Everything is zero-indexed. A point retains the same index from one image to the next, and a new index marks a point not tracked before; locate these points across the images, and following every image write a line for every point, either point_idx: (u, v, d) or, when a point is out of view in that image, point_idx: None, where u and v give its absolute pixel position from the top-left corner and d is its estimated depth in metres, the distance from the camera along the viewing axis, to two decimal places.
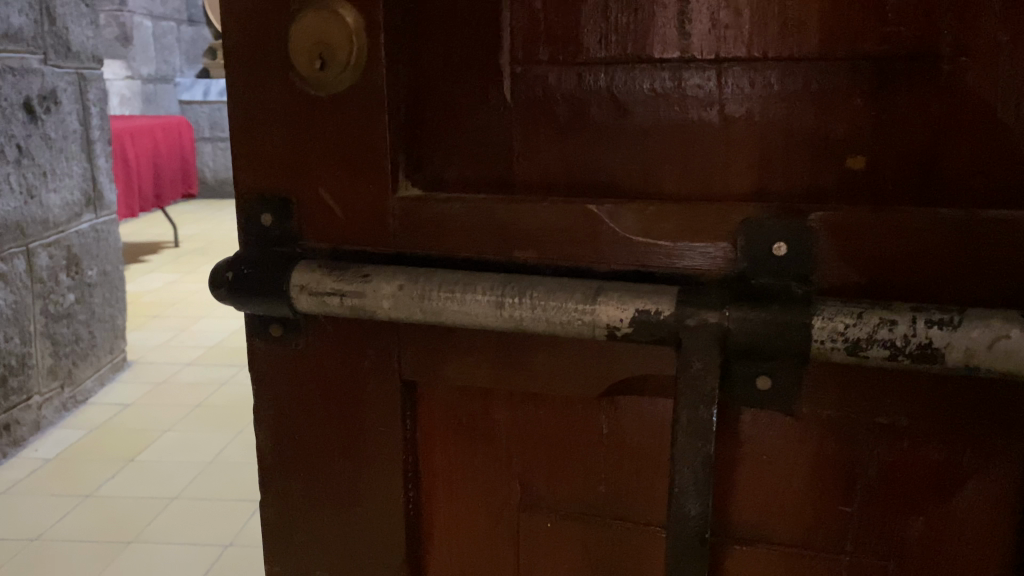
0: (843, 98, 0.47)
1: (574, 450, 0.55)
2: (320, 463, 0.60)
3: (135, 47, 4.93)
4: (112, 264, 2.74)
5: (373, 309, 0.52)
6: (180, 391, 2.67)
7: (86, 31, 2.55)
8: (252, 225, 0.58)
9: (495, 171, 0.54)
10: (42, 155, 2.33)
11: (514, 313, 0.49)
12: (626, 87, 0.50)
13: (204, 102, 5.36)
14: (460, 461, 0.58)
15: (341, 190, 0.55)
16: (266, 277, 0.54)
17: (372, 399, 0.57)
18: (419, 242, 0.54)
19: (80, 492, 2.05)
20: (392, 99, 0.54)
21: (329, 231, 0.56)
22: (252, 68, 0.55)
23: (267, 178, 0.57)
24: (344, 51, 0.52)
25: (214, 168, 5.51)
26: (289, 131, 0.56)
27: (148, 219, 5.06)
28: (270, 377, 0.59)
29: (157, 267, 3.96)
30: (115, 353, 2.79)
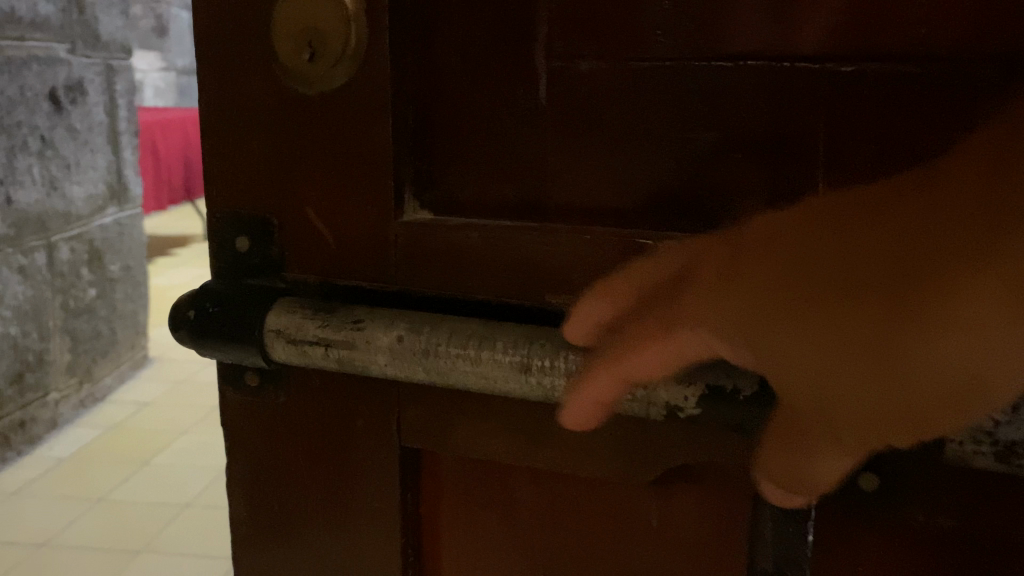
0: (986, 114, 0.35)
1: (612, 542, 0.44)
2: (298, 537, 0.49)
3: (170, 39, 4.93)
4: (135, 260, 2.67)
5: (367, 365, 0.42)
6: (201, 392, 2.60)
7: (116, 21, 2.48)
8: (222, 251, 0.48)
9: (522, 193, 0.44)
10: (66, 147, 2.27)
11: (546, 380, 0.39)
12: (693, 96, 0.40)
13: None
14: (470, 545, 0.48)
15: (335, 212, 0.45)
16: (234, 318, 0.44)
17: (362, 469, 0.47)
18: (426, 278, 0.44)
19: (91, 495, 1.98)
20: (396, 100, 0.43)
21: (317, 261, 0.46)
22: (229, 59, 0.45)
23: (243, 195, 0.47)
24: (339, 42, 0.42)
25: None
26: (274, 137, 0.46)
27: (180, 212, 5.05)
28: (243, 433, 0.49)
29: (185, 261, 3.92)
30: (136, 350, 2.73)
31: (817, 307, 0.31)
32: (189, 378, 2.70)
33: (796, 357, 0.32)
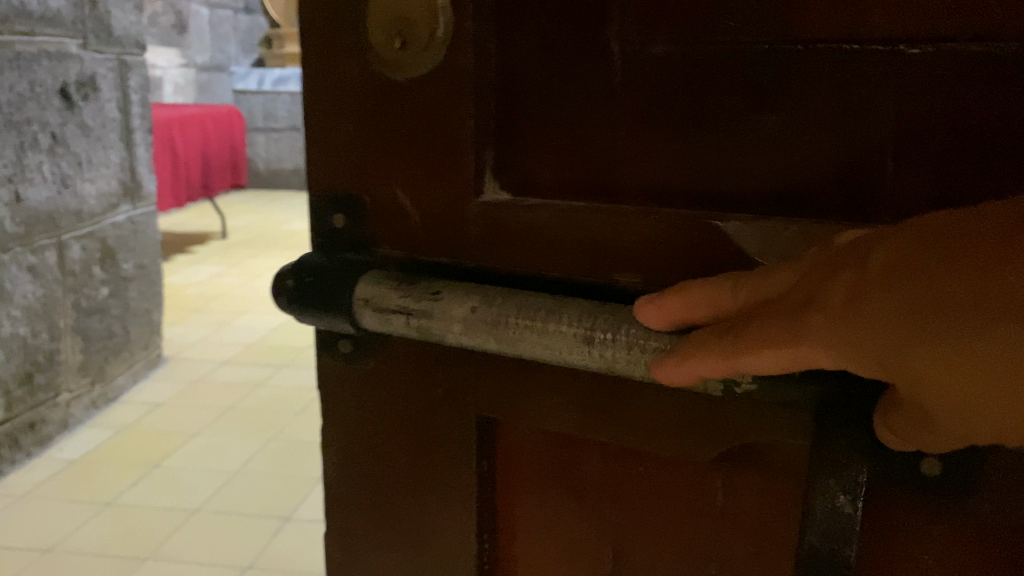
0: None
1: (676, 515, 0.51)
2: (390, 492, 0.59)
3: (191, 35, 5.70)
4: (149, 258, 2.69)
5: (442, 331, 0.49)
6: (215, 391, 2.63)
7: (129, 16, 2.50)
8: (320, 228, 0.56)
9: (598, 175, 0.48)
10: (78, 143, 2.27)
11: (605, 352, 0.45)
12: (758, 89, 0.43)
13: (256, 92, 6.14)
14: (545, 513, 0.56)
15: (422, 195, 0.52)
16: (329, 285, 0.52)
17: (444, 424, 0.55)
18: (500, 257, 0.50)
19: (100, 500, 1.97)
20: (479, 88, 0.49)
21: (403, 238, 0.53)
22: (332, 45, 0.52)
23: (336, 179, 0.55)
24: (428, 32, 0.48)
25: (266, 158, 6.28)
26: (365, 126, 0.52)
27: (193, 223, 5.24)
28: (340, 383, 0.59)
29: (209, 269, 4.19)
30: (149, 349, 2.75)
31: (932, 335, 0.35)
32: (202, 378, 2.73)
33: (915, 375, 0.36)
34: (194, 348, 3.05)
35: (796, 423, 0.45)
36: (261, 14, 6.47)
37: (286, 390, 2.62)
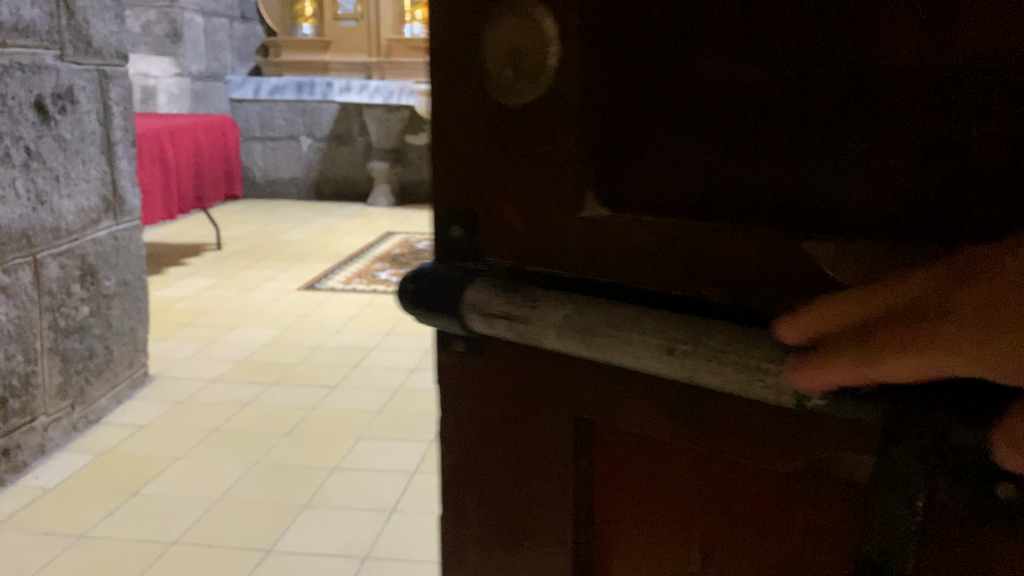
0: None
1: (757, 521, 0.54)
2: (496, 480, 0.67)
3: (185, 44, 5.56)
4: (132, 274, 2.57)
5: (538, 336, 0.56)
6: (202, 410, 2.50)
7: (109, 26, 2.38)
8: (447, 238, 0.65)
9: (689, 198, 0.52)
10: (54, 158, 2.15)
11: (683, 359, 0.49)
12: (821, 121, 0.45)
13: (253, 101, 6.07)
14: (638, 509, 0.60)
15: (532, 212, 0.59)
16: (448, 291, 0.61)
17: (549, 418, 0.62)
18: (599, 267, 0.56)
19: (74, 531, 1.83)
20: (582, 112, 0.55)
21: (511, 248, 0.61)
22: (453, 76, 0.61)
23: (456, 198, 0.64)
24: (541, 68, 0.55)
25: (264, 168, 6.22)
26: (480, 151, 0.61)
27: (185, 233, 5.10)
28: (465, 371, 0.67)
29: (205, 280, 4.07)
30: (134, 368, 2.63)
31: None
32: (189, 397, 2.60)
33: None
34: (181, 364, 2.93)
35: (862, 440, 0.46)
36: (258, 23, 6.39)
37: (277, 409, 2.49)
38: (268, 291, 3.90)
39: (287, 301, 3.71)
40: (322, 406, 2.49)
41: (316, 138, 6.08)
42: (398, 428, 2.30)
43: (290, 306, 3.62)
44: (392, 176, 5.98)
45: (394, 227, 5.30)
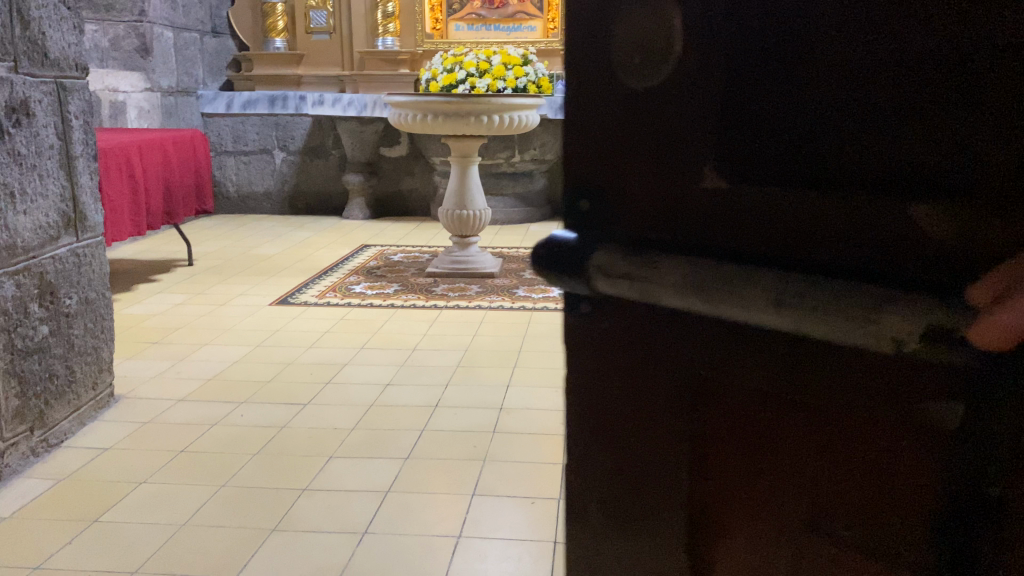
0: None
1: (863, 468, 0.49)
2: (602, 449, 0.62)
3: (156, 59, 5.46)
4: (96, 291, 2.49)
5: (658, 296, 0.52)
6: (171, 430, 2.43)
7: (67, 37, 2.30)
8: (573, 210, 0.58)
9: (806, 170, 0.46)
10: (9, 173, 2.08)
11: (788, 312, 0.46)
12: (941, 80, 0.39)
13: (226, 115, 5.98)
14: (742, 469, 0.55)
15: (654, 189, 0.52)
16: (571, 255, 0.56)
17: (657, 389, 0.57)
18: (723, 236, 0.49)
19: (32, 561, 1.74)
20: (709, 90, 0.48)
21: (628, 215, 0.54)
22: (585, 61, 0.54)
23: (584, 172, 0.57)
24: (665, 52, 0.49)
25: (236, 182, 6.14)
26: (606, 124, 0.54)
27: (156, 250, 5.02)
28: (577, 346, 0.62)
29: (176, 297, 3.99)
30: (99, 389, 2.55)
31: None
32: (156, 417, 2.52)
33: None
34: (148, 384, 2.85)
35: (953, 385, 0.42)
36: (229, 37, 6.31)
37: (245, 430, 2.41)
38: (239, 307, 3.81)
39: (259, 316, 3.62)
40: (291, 426, 2.41)
41: (290, 151, 6.03)
42: (371, 447, 2.22)
43: (262, 322, 3.53)
44: (367, 189, 5.91)
45: (369, 241, 5.23)
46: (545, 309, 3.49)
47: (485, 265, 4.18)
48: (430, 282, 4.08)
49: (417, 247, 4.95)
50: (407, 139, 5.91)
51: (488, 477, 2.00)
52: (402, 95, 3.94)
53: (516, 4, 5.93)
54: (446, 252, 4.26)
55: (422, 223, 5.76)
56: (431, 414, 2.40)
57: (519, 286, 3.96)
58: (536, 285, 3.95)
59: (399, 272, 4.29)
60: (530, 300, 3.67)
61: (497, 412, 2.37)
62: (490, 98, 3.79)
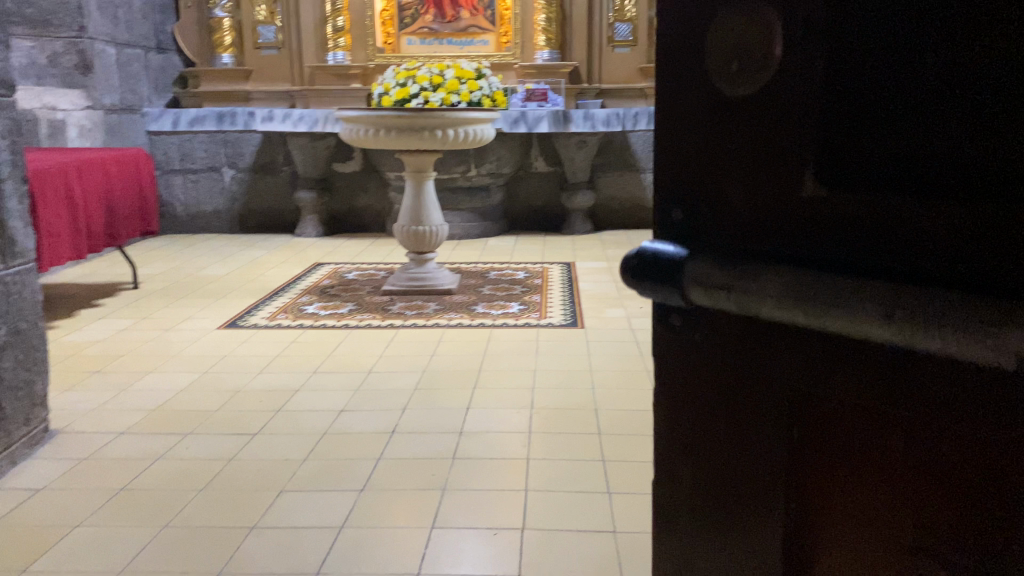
0: None
1: (983, 497, 0.43)
2: (692, 468, 0.57)
3: (96, 75, 5.24)
4: (27, 321, 2.34)
5: (756, 309, 0.48)
6: (112, 466, 2.28)
7: None
8: (665, 221, 0.54)
9: (920, 171, 0.43)
10: None
11: (909, 329, 0.41)
12: None
13: (172, 133, 5.80)
14: (847, 493, 0.50)
15: (750, 198, 0.49)
16: (666, 266, 0.52)
17: (753, 411, 0.52)
18: (832, 245, 0.45)
19: None
20: (812, 87, 0.45)
21: (724, 226, 0.51)
22: (674, 66, 0.52)
23: (676, 180, 0.53)
24: (764, 54, 0.46)
25: (184, 201, 5.96)
26: (698, 130, 0.51)
27: (99, 273, 4.83)
28: (669, 361, 0.57)
29: (119, 323, 3.82)
30: (31, 425, 2.39)
31: None
32: (95, 453, 2.37)
33: None
34: (88, 416, 2.70)
35: None
36: (174, 53, 6.13)
37: (191, 463, 2.28)
38: (187, 331, 3.66)
39: (208, 341, 3.48)
40: (239, 458, 2.29)
41: (239, 169, 5.89)
42: (324, 479, 2.11)
43: (211, 347, 3.39)
44: (320, 206, 5.78)
45: (323, 259, 5.10)
46: (504, 326, 3.41)
47: (442, 282, 4.09)
48: (386, 300, 3.98)
49: (373, 265, 4.84)
50: (361, 154, 5.80)
51: (446, 507, 1.90)
52: (353, 109, 3.85)
53: (469, 18, 5.90)
54: (403, 270, 4.16)
55: (377, 240, 5.65)
56: (388, 440, 2.31)
57: (478, 302, 3.88)
58: (496, 301, 3.88)
59: (354, 291, 4.17)
60: (489, 317, 3.58)
61: (458, 435, 2.29)
62: (444, 111, 3.72)
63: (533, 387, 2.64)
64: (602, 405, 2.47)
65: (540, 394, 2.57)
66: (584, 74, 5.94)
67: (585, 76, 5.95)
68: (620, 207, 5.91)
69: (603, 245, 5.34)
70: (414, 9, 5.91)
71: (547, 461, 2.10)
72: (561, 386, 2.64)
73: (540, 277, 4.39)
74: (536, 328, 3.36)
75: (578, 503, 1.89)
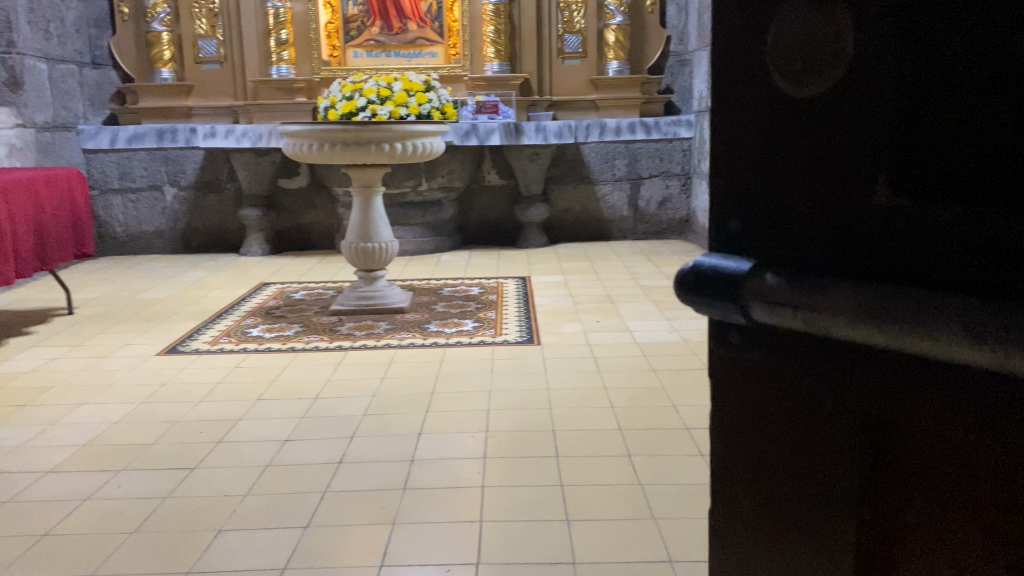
0: None
1: None
2: (759, 496, 0.53)
3: (27, 91, 4.95)
4: None
5: (826, 328, 0.44)
6: (35, 510, 2.10)
7: None
8: (722, 232, 0.51)
9: (1011, 181, 0.38)
10: None
11: (1002, 354, 0.36)
12: None
13: (110, 151, 5.57)
14: (927, 533, 0.44)
15: (820, 204, 0.45)
16: (725, 281, 0.48)
17: (822, 437, 0.48)
18: (915, 255, 0.41)
19: None
20: (885, 88, 0.42)
21: (788, 240, 0.47)
22: (731, 65, 0.48)
23: (732, 189, 0.50)
24: (830, 50, 0.43)
25: (123, 221, 5.73)
26: (757, 137, 0.48)
27: (32, 299, 4.58)
28: (731, 381, 0.53)
29: (51, 353, 3.60)
30: None
31: None
32: (16, 496, 2.19)
33: None
34: (11, 454, 2.50)
35: None
36: (110, 69, 5.89)
37: (124, 503, 2.11)
38: (123, 358, 3.47)
39: (147, 368, 3.30)
40: (176, 495, 2.13)
41: (181, 187, 5.68)
42: (266, 515, 1.97)
43: (149, 375, 3.21)
44: (266, 224, 5.60)
45: (269, 278, 4.93)
46: (458, 344, 3.31)
47: (394, 300, 3.97)
48: (334, 321, 3.84)
49: (321, 283, 4.69)
50: (307, 170, 5.66)
51: (397, 542, 1.79)
52: (296, 124, 3.71)
53: (416, 30, 5.79)
54: (352, 288, 4.03)
55: (326, 257, 5.50)
56: (336, 471, 2.18)
57: (431, 320, 3.76)
58: (449, 319, 3.77)
59: (301, 311, 4.02)
60: (443, 335, 3.47)
61: (408, 463, 2.18)
62: (391, 124, 3.61)
63: (488, 409, 2.54)
64: (559, 425, 2.38)
65: (495, 417, 2.47)
66: (534, 86, 5.89)
67: (535, 88, 5.89)
68: (574, 219, 5.85)
69: (557, 258, 5.27)
70: (360, 21, 5.79)
71: (505, 488, 2.00)
72: (516, 408, 2.54)
73: (494, 293, 4.29)
74: (491, 346, 3.27)
75: (537, 532, 1.79)
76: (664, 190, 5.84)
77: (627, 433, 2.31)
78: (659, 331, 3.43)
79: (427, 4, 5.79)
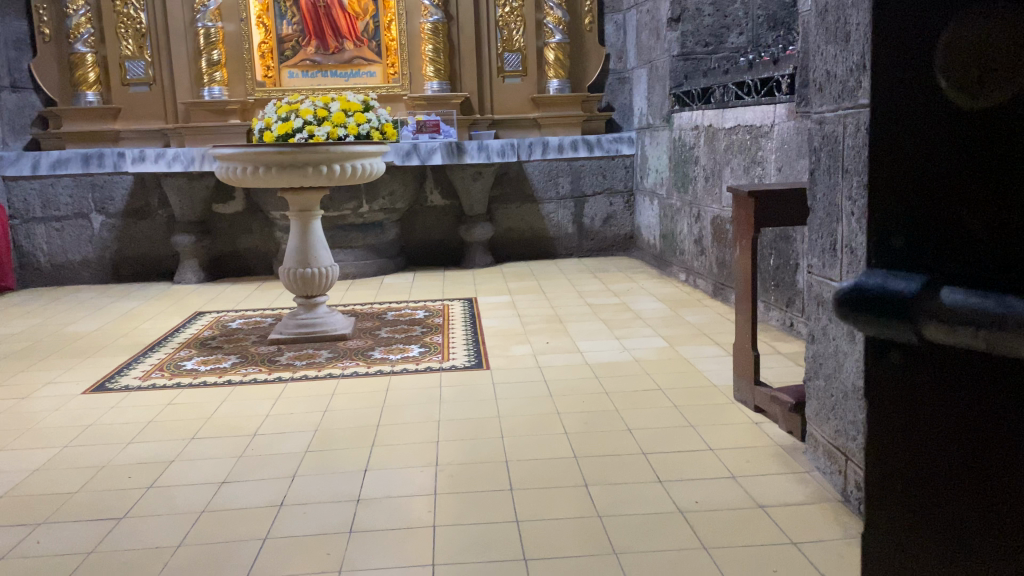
0: None
1: None
2: (928, 515, 0.50)
3: None
4: None
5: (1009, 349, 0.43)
6: None
7: None
8: (881, 250, 0.49)
9: None
10: None
11: None
12: None
13: (32, 177, 5.30)
14: None
15: (1003, 209, 0.44)
16: (892, 302, 0.47)
17: (1003, 451, 0.46)
18: None
19: None
20: None
21: (967, 253, 0.45)
22: (899, 77, 0.47)
23: (896, 200, 0.48)
24: (998, 81, 0.42)
25: (49, 251, 5.45)
26: (930, 146, 0.47)
27: None
28: (881, 394, 0.51)
29: None
30: None
31: None
32: None
33: None
34: None
35: None
36: (33, 92, 5.60)
37: (38, 561, 1.93)
38: (47, 398, 3.26)
39: (76, 408, 3.10)
40: (101, 549, 1.97)
41: (110, 214, 5.44)
42: (197, 569, 1.82)
43: (78, 415, 3.02)
44: (200, 250, 5.40)
45: (205, 306, 4.75)
46: (404, 371, 3.21)
47: (335, 327, 3.85)
48: (274, 350, 3.69)
49: (259, 311, 4.53)
50: (243, 194, 5.49)
51: None
52: (228, 146, 3.55)
53: (353, 50, 5.70)
54: (291, 315, 3.87)
55: (264, 284, 5.32)
56: (276, 514, 2.05)
57: (376, 346, 3.65)
58: (395, 344, 3.65)
59: (238, 341, 3.86)
60: (388, 362, 3.36)
61: (354, 504, 2.06)
62: (330, 146, 3.50)
63: (436, 441, 2.43)
64: (510, 456, 2.29)
65: (442, 450, 2.36)
66: (475, 104, 5.84)
67: (477, 107, 5.85)
68: (519, 237, 5.80)
69: (503, 278, 5.21)
70: (295, 41, 5.66)
71: (457, 526, 1.90)
72: (464, 438, 2.45)
73: (440, 315, 4.21)
74: (438, 371, 3.18)
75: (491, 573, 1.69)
76: (608, 207, 5.82)
77: (582, 461, 2.24)
78: (609, 351, 3.38)
79: (365, 23, 5.70)
